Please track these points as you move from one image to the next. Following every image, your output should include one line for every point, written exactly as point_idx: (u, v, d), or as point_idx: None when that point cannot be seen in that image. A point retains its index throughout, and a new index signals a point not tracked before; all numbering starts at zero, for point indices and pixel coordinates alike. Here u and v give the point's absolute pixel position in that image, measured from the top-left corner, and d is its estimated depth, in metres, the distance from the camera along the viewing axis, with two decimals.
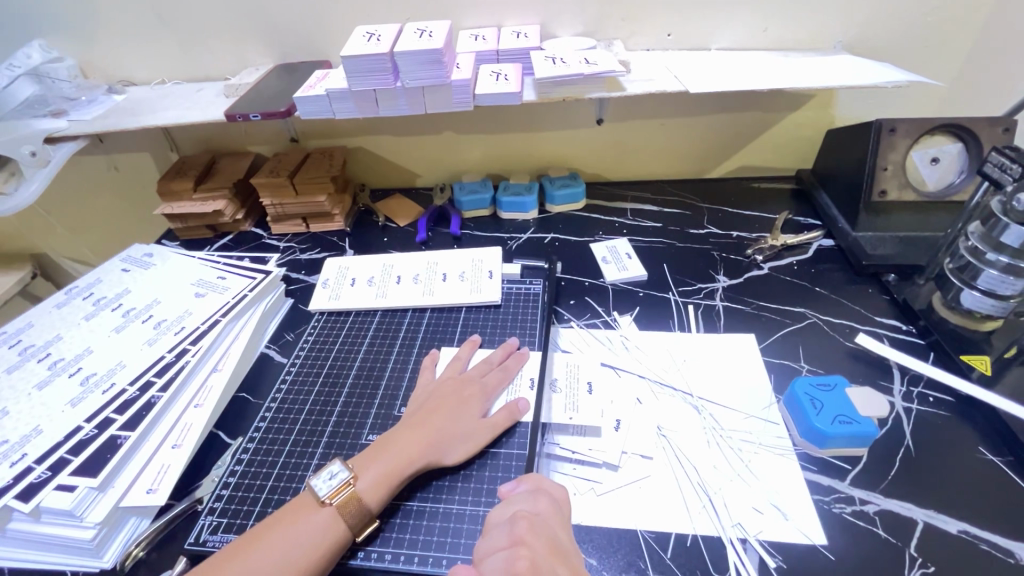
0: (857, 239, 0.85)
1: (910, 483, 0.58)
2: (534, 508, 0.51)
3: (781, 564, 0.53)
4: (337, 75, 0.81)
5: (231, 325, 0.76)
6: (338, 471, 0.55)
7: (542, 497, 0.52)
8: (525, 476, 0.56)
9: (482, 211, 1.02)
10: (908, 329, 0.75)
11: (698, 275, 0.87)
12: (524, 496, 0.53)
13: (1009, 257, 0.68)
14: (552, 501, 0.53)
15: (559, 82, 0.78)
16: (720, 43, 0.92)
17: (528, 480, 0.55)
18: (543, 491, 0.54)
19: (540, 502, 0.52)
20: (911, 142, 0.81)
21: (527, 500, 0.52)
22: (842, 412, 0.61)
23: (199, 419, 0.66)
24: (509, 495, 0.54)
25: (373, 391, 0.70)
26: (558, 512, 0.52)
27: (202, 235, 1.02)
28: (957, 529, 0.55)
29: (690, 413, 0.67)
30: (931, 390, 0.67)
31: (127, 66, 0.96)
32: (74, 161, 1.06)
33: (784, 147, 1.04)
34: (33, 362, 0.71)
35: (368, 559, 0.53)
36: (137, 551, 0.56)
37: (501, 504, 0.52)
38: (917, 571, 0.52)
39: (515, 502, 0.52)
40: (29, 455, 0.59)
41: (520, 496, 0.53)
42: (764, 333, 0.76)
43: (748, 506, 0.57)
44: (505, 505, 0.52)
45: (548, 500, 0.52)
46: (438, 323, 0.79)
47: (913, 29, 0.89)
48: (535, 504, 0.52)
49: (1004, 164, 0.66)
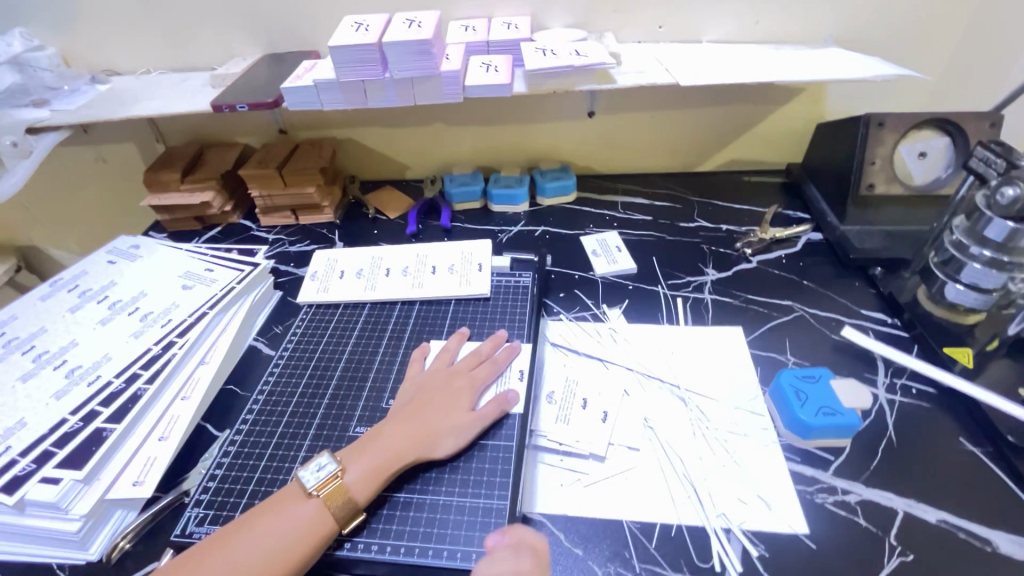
0: (846, 233, 0.85)
1: (892, 473, 0.59)
2: (517, 567, 0.49)
3: (764, 553, 0.54)
4: (324, 65, 0.80)
5: (219, 317, 0.75)
6: (325, 464, 0.55)
7: (525, 555, 0.50)
8: (509, 527, 0.53)
9: (473, 204, 1.02)
10: (892, 322, 0.76)
11: (687, 269, 0.87)
12: (506, 554, 0.50)
13: (992, 251, 0.69)
14: (536, 560, 0.50)
15: (548, 74, 0.77)
16: (711, 35, 0.92)
17: (511, 533, 0.52)
18: (526, 546, 0.51)
19: (523, 562, 0.49)
20: (900, 136, 0.82)
21: (509, 560, 0.49)
22: (826, 404, 0.61)
23: (186, 411, 0.66)
24: (494, 550, 0.51)
25: (361, 383, 0.70)
26: (540, 570, 0.49)
27: (190, 227, 1.01)
28: (936, 518, 0.55)
29: (677, 404, 0.67)
30: (913, 382, 0.68)
31: (111, 55, 0.95)
32: (59, 152, 1.05)
33: (774, 141, 1.04)
34: (17, 355, 0.70)
35: (355, 551, 0.53)
36: (123, 543, 0.56)
37: (483, 561, 0.50)
38: (896, 559, 0.52)
39: (497, 561, 0.49)
40: (13, 448, 0.58)
41: (504, 553, 0.50)
42: (752, 326, 0.77)
43: (732, 496, 0.58)
44: (488, 562, 0.50)
45: (531, 557, 0.50)
46: (427, 316, 0.79)
47: (903, 23, 0.89)
48: (518, 563, 0.49)
49: (989, 159, 0.66)
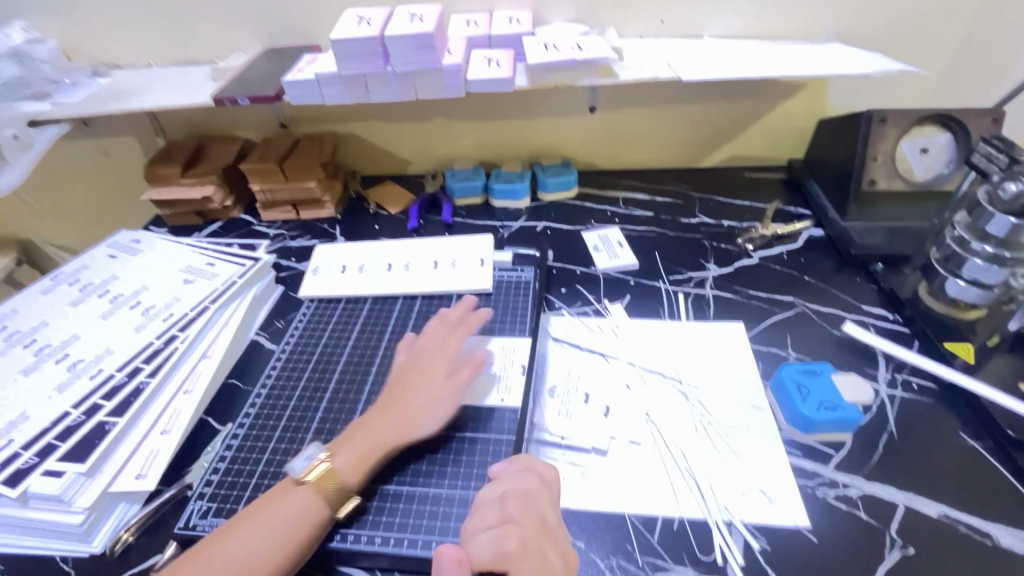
0: (847, 228, 0.85)
1: (893, 467, 0.60)
2: (524, 486, 0.51)
3: (766, 547, 0.54)
4: (326, 59, 0.80)
5: (220, 311, 0.75)
6: (313, 453, 0.56)
7: (530, 475, 0.52)
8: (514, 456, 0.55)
9: (474, 199, 1.02)
10: (893, 318, 0.76)
11: (688, 264, 0.87)
12: (514, 475, 0.52)
13: (993, 246, 0.70)
14: (542, 482, 0.52)
15: (550, 68, 0.77)
16: (713, 31, 0.91)
17: (518, 460, 0.53)
18: (532, 471, 0.53)
19: (529, 483, 0.51)
20: (901, 132, 0.82)
21: (517, 479, 0.51)
22: (827, 399, 0.62)
23: (188, 405, 0.66)
24: (498, 475, 0.53)
25: (363, 377, 0.70)
26: (547, 492, 0.51)
27: (191, 222, 1.01)
28: (936, 512, 0.56)
29: (678, 399, 0.67)
30: (914, 377, 0.69)
31: (111, 48, 0.94)
32: (59, 145, 1.05)
33: (776, 137, 1.04)
34: (19, 349, 0.70)
35: (358, 543, 0.53)
36: (127, 536, 0.56)
37: (490, 482, 0.51)
38: (896, 552, 0.53)
39: (505, 480, 0.51)
40: (16, 441, 0.58)
41: (509, 477, 0.52)
42: (753, 321, 0.77)
43: (734, 490, 0.58)
44: (494, 483, 0.51)
45: (537, 480, 0.52)
46: (428, 310, 0.79)
47: (906, 19, 0.89)
48: (525, 483, 0.51)
49: (991, 154, 0.67)
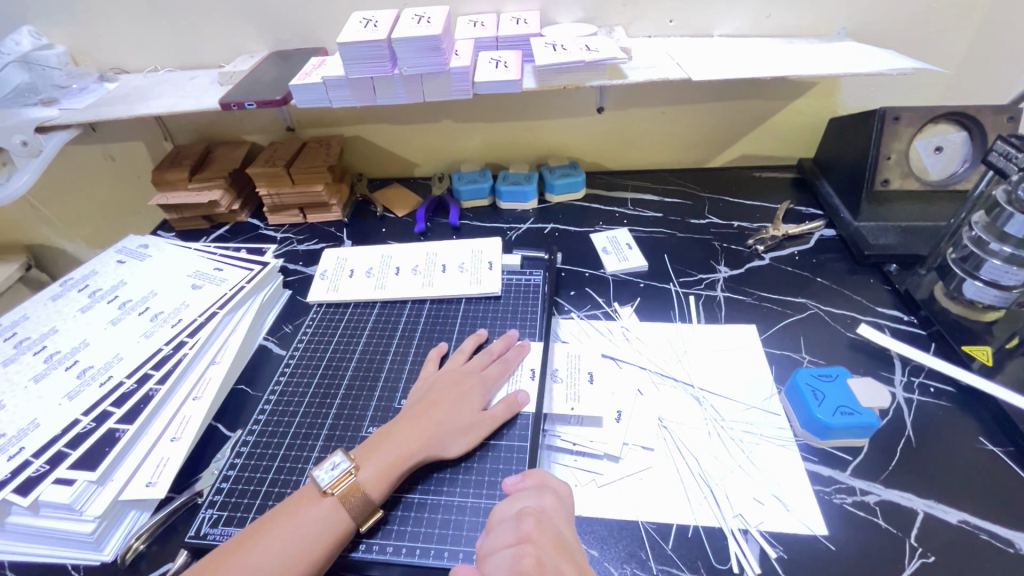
0: (859, 229, 0.85)
1: (911, 473, 0.59)
2: (539, 504, 0.51)
3: (782, 554, 0.53)
4: (333, 62, 0.79)
5: (229, 317, 0.75)
6: (339, 462, 0.55)
7: (547, 492, 0.52)
8: (529, 471, 0.55)
9: (481, 201, 1.01)
10: (908, 319, 0.75)
11: (699, 266, 0.86)
12: (529, 492, 0.52)
13: (1013, 246, 0.68)
14: (558, 499, 0.52)
15: (559, 69, 0.76)
16: (722, 29, 0.90)
17: (532, 475, 0.54)
18: (549, 488, 0.53)
19: (546, 499, 0.51)
20: (915, 130, 0.81)
21: (532, 496, 0.51)
22: (844, 403, 0.60)
23: (198, 411, 0.66)
24: (514, 490, 0.53)
25: (373, 382, 0.70)
26: (562, 508, 0.51)
27: (198, 226, 1.01)
28: (956, 519, 0.55)
29: (691, 404, 0.67)
30: (931, 381, 0.67)
31: (120, 54, 0.95)
32: (66, 152, 1.05)
33: (785, 136, 1.03)
34: (29, 355, 0.70)
35: (370, 552, 0.53)
36: (137, 544, 0.56)
37: (506, 500, 0.51)
38: (916, 561, 0.52)
39: (521, 498, 0.51)
40: (26, 448, 0.58)
41: (527, 492, 0.52)
42: (765, 324, 0.76)
43: (750, 497, 0.57)
44: (511, 500, 0.51)
45: (553, 496, 0.52)
46: (437, 315, 0.79)
47: (918, 15, 0.88)
48: (541, 500, 0.51)
49: (1010, 153, 0.65)
